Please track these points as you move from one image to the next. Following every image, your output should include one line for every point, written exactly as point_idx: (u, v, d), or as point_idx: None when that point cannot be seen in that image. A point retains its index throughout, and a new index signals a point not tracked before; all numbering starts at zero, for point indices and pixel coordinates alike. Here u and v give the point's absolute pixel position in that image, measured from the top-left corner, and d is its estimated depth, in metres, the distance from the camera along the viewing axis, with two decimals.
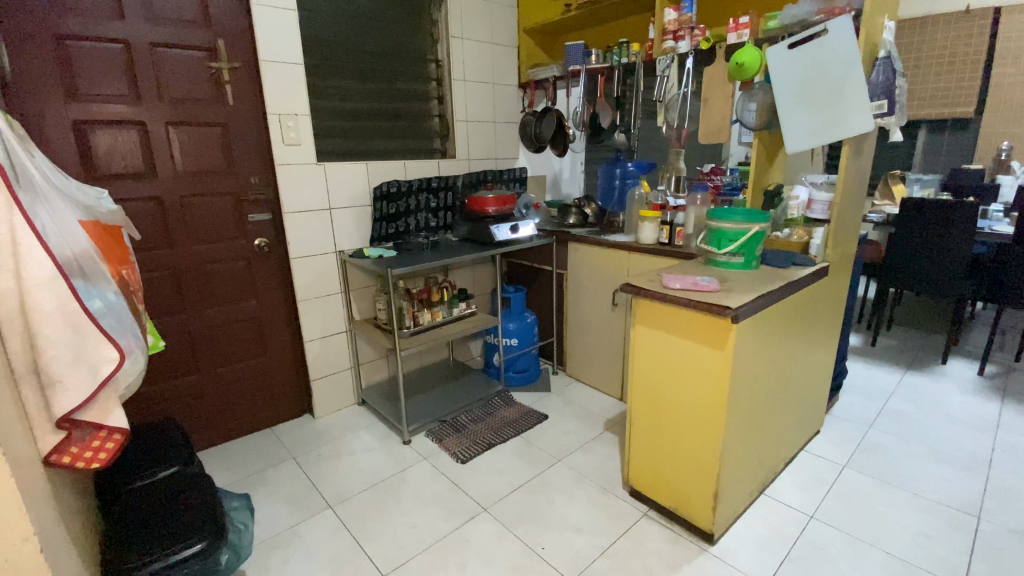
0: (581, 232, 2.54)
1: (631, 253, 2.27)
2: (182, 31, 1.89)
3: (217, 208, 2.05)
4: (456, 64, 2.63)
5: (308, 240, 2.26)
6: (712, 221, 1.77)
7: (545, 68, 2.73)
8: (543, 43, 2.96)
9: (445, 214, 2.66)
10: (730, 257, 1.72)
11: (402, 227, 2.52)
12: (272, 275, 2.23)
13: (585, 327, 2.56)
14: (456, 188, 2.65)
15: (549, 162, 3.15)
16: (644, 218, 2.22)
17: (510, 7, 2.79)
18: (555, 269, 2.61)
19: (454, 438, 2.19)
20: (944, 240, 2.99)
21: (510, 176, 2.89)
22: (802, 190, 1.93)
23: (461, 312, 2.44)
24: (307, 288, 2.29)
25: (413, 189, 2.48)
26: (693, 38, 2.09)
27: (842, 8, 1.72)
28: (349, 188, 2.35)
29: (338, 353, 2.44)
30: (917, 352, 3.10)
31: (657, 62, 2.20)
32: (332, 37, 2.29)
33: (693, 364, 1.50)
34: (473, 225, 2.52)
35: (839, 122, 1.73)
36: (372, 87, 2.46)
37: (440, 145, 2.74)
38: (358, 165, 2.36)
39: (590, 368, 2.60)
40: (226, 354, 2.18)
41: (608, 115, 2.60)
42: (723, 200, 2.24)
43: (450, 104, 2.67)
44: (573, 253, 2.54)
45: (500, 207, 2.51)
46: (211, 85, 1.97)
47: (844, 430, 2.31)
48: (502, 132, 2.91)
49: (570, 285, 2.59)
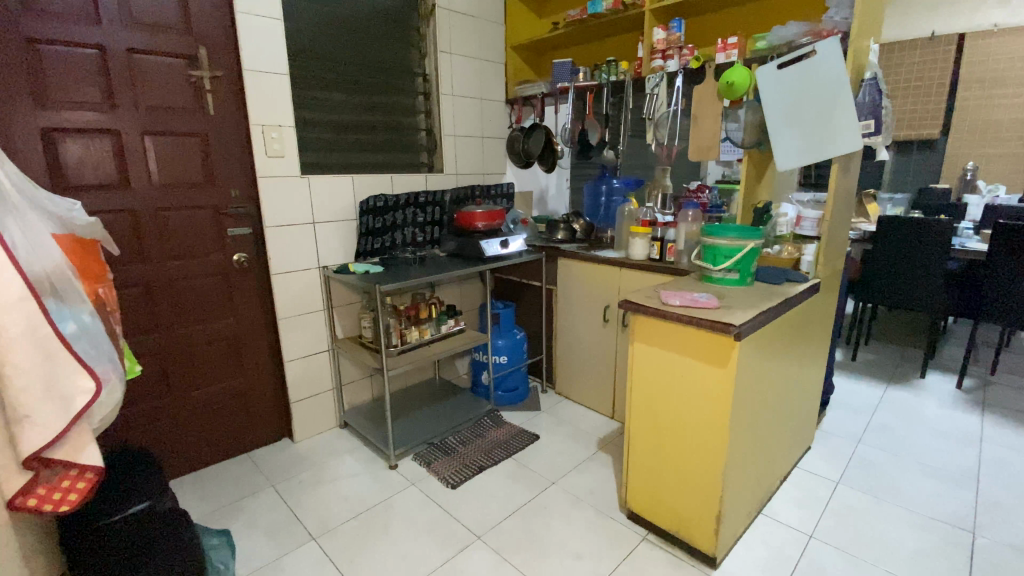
0: (571, 248, 2.52)
1: (622, 268, 2.26)
2: (163, 38, 1.81)
3: (195, 221, 1.96)
4: (444, 79, 2.61)
5: (290, 255, 2.17)
6: (707, 236, 1.76)
7: (533, 85, 2.73)
8: (531, 60, 2.97)
9: (432, 228, 2.60)
10: (725, 273, 1.72)
11: (388, 242, 2.45)
12: (252, 292, 2.13)
13: (575, 344, 2.53)
14: (444, 203, 2.61)
15: (535, 177, 3.13)
16: (634, 234, 2.22)
17: (498, 23, 2.78)
18: (545, 285, 2.58)
19: (444, 461, 2.11)
20: (920, 257, 3.08)
21: (497, 192, 2.87)
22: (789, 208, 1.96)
23: (449, 329, 2.38)
24: (289, 306, 2.20)
25: (400, 204, 2.43)
26: (682, 58, 2.12)
27: (829, 30, 1.78)
28: (334, 201, 2.28)
29: (320, 373, 2.34)
30: (897, 367, 3.16)
31: (647, 81, 2.21)
32: (317, 49, 2.24)
33: (695, 383, 1.48)
34: (462, 240, 2.47)
35: (830, 141, 1.76)
36: (359, 100, 2.42)
37: (427, 159, 2.69)
38: (343, 179, 2.29)
39: (580, 386, 2.56)
40: (202, 376, 2.06)
41: (596, 133, 2.56)
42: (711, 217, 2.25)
43: (438, 119, 2.64)
44: (563, 269, 2.51)
45: (490, 223, 2.48)
46: (192, 94, 1.89)
47: (835, 445, 2.31)
48: (489, 148, 2.88)
49: (560, 301, 2.55)
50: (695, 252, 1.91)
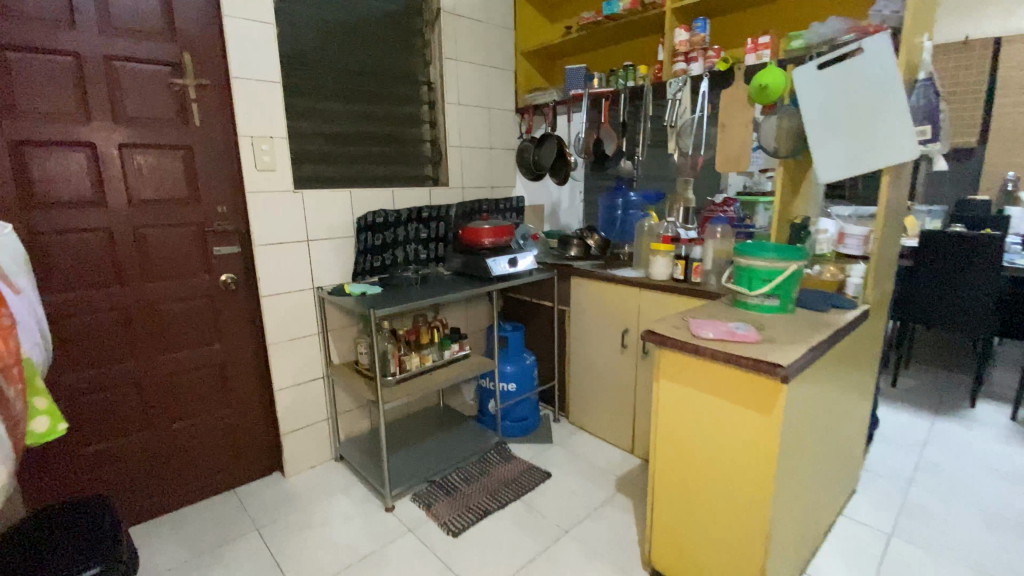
0: (585, 266, 2.33)
1: (642, 290, 2.06)
2: (144, 44, 1.68)
3: (178, 240, 1.81)
4: (449, 87, 2.46)
5: (281, 275, 2.00)
6: (741, 257, 1.56)
7: (544, 93, 2.56)
8: (542, 67, 2.80)
9: (436, 245, 2.44)
10: (764, 299, 1.52)
11: (389, 260, 2.29)
12: (241, 315, 1.98)
13: (590, 371, 2.33)
14: (448, 218, 2.45)
15: (547, 190, 2.96)
16: (656, 251, 2.02)
17: (507, 28, 2.63)
18: (557, 306, 2.39)
19: (445, 503, 1.91)
20: (965, 274, 2.84)
21: (506, 206, 2.70)
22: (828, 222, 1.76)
23: (452, 354, 2.18)
24: (280, 330, 2.03)
25: (401, 219, 2.27)
26: (707, 61, 1.95)
27: (877, 26, 1.59)
28: (329, 217, 2.12)
29: (314, 402, 2.17)
30: (942, 394, 2.90)
31: (668, 86, 2.03)
32: (313, 56, 2.10)
33: (731, 430, 1.27)
34: (467, 258, 2.29)
35: (882, 148, 1.55)
36: (358, 109, 2.27)
37: (431, 172, 2.53)
38: (340, 193, 2.14)
39: (596, 416, 2.35)
40: (184, 406, 1.91)
41: (612, 143, 2.38)
42: (740, 233, 2.05)
43: (443, 129, 2.48)
44: (576, 289, 2.32)
45: (497, 239, 2.30)
46: (176, 103, 1.76)
47: (881, 488, 2.07)
48: (497, 160, 2.72)
49: (573, 324, 2.36)
50: (726, 273, 1.71)
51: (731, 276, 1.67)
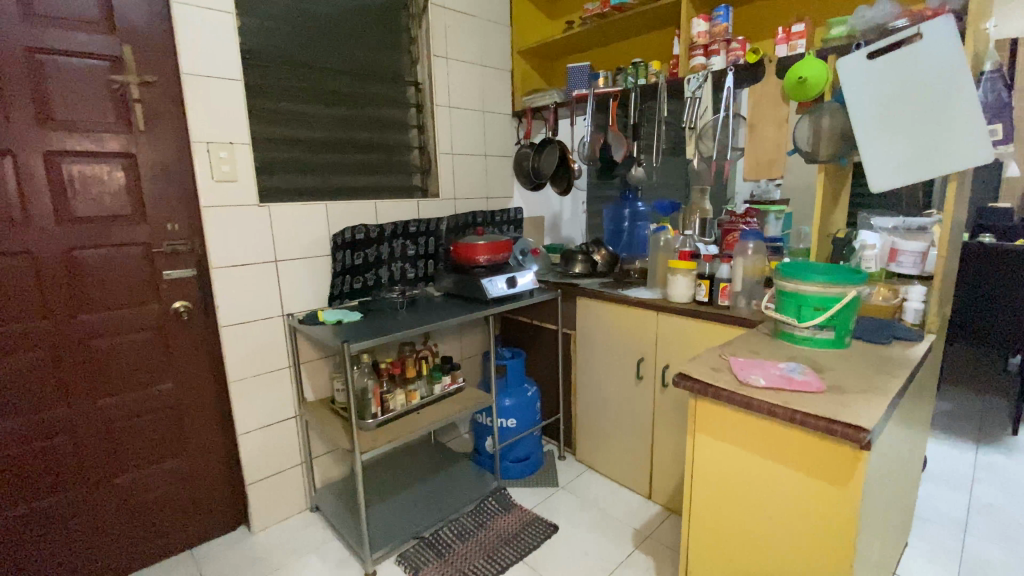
0: (592, 285, 2.08)
1: (659, 314, 1.80)
2: (75, 35, 1.42)
3: (120, 264, 1.54)
4: (439, 88, 2.21)
5: (244, 301, 1.73)
6: (785, 280, 1.31)
7: (543, 95, 2.32)
8: (540, 67, 2.56)
9: (425, 263, 2.18)
10: (815, 331, 1.26)
11: (372, 281, 2.02)
12: (197, 348, 1.71)
13: (600, 404, 2.06)
14: (439, 233, 2.20)
15: (548, 201, 2.72)
16: (675, 270, 1.76)
17: (502, 24, 2.40)
18: (561, 330, 2.13)
19: (436, 567, 1.64)
20: (1003, 289, 2.60)
21: (502, 218, 2.46)
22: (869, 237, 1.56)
23: (444, 389, 1.90)
24: (243, 365, 1.76)
25: (385, 235, 2.01)
26: (730, 53, 1.72)
27: (936, 9, 1.34)
28: (302, 234, 1.85)
29: (286, 445, 1.89)
30: (981, 419, 2.65)
31: (686, 83, 1.80)
32: (281, 53, 1.86)
33: (789, 502, 1.02)
34: (460, 278, 2.03)
35: (947, 151, 1.31)
36: (335, 113, 2.02)
37: (420, 182, 2.28)
38: (313, 207, 1.87)
39: (607, 455, 2.09)
40: (130, 456, 1.64)
41: (622, 149, 2.11)
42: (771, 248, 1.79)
43: (432, 134, 2.23)
44: (583, 312, 2.06)
45: (494, 257, 2.04)
46: (117, 104, 1.50)
47: (934, 538, 1.81)
48: (493, 168, 2.46)
49: (580, 351, 2.10)
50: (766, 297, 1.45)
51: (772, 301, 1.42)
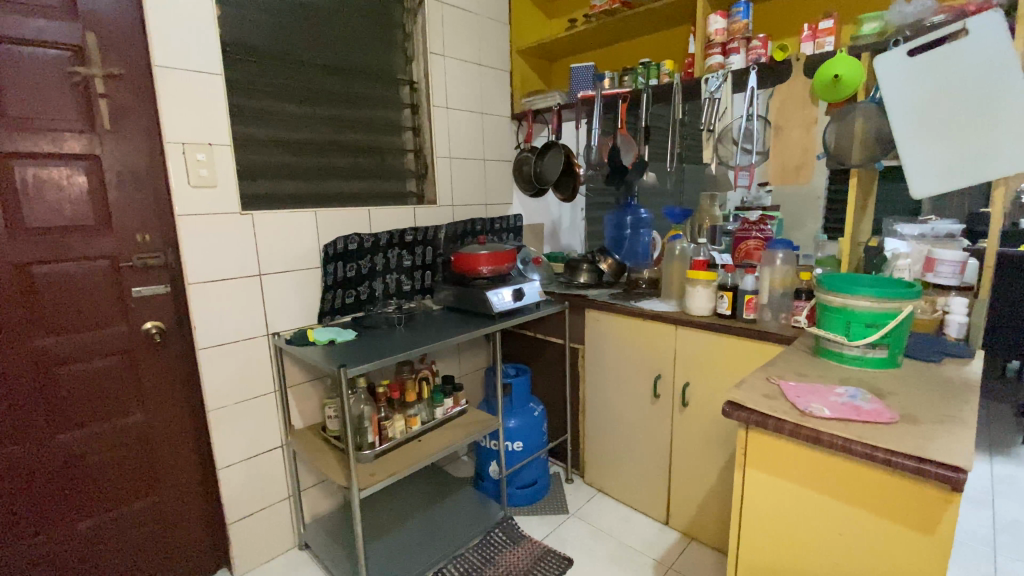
0: (602, 297, 1.95)
1: (678, 328, 1.69)
2: (29, 21, 1.25)
3: (82, 281, 1.36)
4: (436, 87, 2.06)
5: (224, 320, 1.56)
6: (830, 296, 1.20)
7: (545, 97, 2.20)
8: (540, 68, 2.43)
9: (421, 275, 2.02)
10: (867, 350, 1.16)
11: (365, 294, 1.86)
12: (171, 374, 1.53)
13: (612, 424, 1.94)
14: (437, 242, 2.05)
15: (548, 208, 2.60)
16: (695, 281, 1.65)
17: (501, 22, 2.27)
18: (568, 345, 2.00)
19: None
20: None
21: (501, 225, 2.33)
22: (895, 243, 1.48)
23: (446, 413, 1.75)
24: (224, 391, 1.58)
25: (379, 245, 1.86)
26: (750, 52, 1.62)
27: (981, 4, 1.27)
28: (288, 245, 1.67)
29: (271, 478, 1.72)
30: (990, 429, 2.60)
31: (702, 83, 1.69)
32: (265, 48, 1.70)
33: (858, 548, 0.90)
34: (461, 291, 1.89)
35: (997, 153, 1.23)
36: (324, 113, 1.87)
37: (415, 187, 2.13)
38: (302, 213, 1.69)
39: (620, 478, 1.95)
40: (94, 498, 1.45)
41: (632, 153, 2.00)
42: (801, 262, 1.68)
43: (429, 137, 2.08)
44: (593, 325, 1.93)
45: (497, 269, 1.90)
46: (78, 100, 1.32)
47: (967, 561, 1.72)
48: (492, 172, 2.32)
49: (590, 367, 1.97)
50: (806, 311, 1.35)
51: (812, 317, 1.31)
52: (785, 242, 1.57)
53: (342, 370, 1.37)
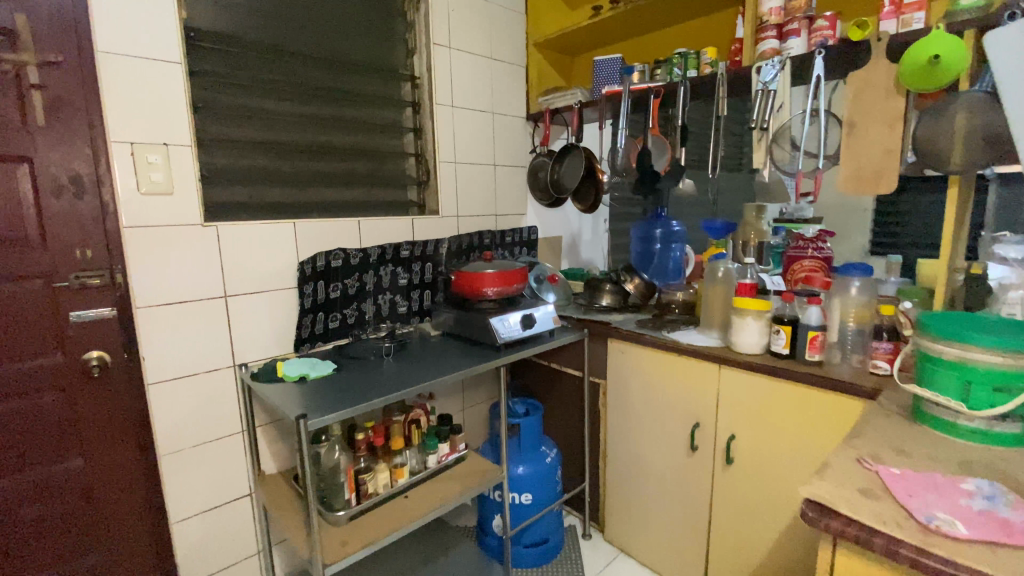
0: (628, 325, 1.66)
1: (722, 368, 1.40)
2: None
3: (5, 305, 1.14)
4: (441, 82, 1.82)
5: (180, 350, 1.33)
6: (951, 346, 0.91)
7: (563, 94, 1.94)
8: (561, 64, 2.17)
9: (419, 296, 1.77)
10: (996, 422, 0.88)
11: (353, 317, 1.61)
12: (118, 414, 1.29)
13: (638, 476, 1.64)
14: (438, 257, 1.80)
15: (567, 220, 2.32)
16: (744, 310, 1.38)
17: (516, 12, 2.02)
18: (588, 380, 1.71)
19: None
20: None
21: (513, 238, 2.07)
22: (1003, 271, 1.18)
23: (440, 461, 1.48)
24: (180, 432, 1.36)
25: (369, 261, 1.61)
26: (814, 35, 1.33)
27: None
28: (261, 262, 1.44)
29: (236, 531, 1.49)
30: None
31: (753, 74, 1.41)
32: (241, 38, 1.49)
33: None
34: (463, 316, 1.62)
35: None
36: (311, 112, 1.64)
37: (415, 196, 1.89)
38: (278, 225, 1.45)
39: (648, 540, 1.65)
40: (19, 561, 1.22)
41: (665, 157, 1.69)
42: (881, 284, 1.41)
43: (431, 139, 1.83)
44: (617, 359, 1.64)
45: (505, 291, 1.62)
46: (3, 89, 1.10)
47: None
48: (504, 179, 2.06)
49: (613, 407, 1.68)
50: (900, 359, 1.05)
51: (912, 370, 1.01)
52: (863, 266, 1.26)
53: (302, 421, 1.09)
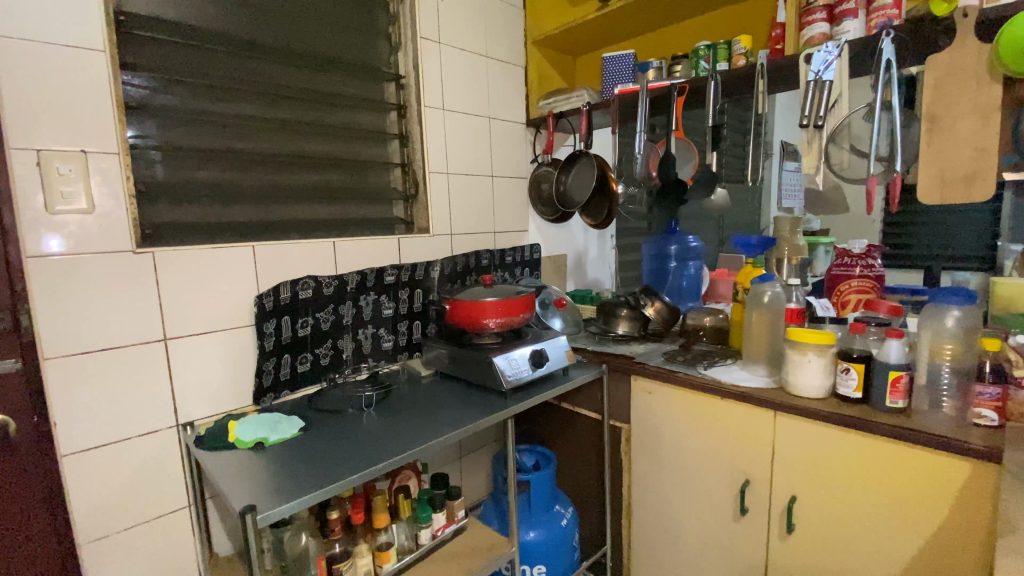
0: (654, 360, 1.41)
1: (779, 415, 1.16)
2: None
3: None
4: (430, 81, 1.58)
5: (104, 409, 1.05)
6: None
7: (566, 97, 1.71)
8: (562, 65, 1.94)
9: (407, 328, 1.51)
10: None
11: (327, 357, 1.34)
12: (21, 496, 1.01)
13: (672, 540, 1.38)
14: (429, 283, 1.55)
15: (572, 237, 2.08)
16: (805, 346, 1.14)
17: (513, 5, 1.79)
18: (608, 425, 1.46)
19: None
20: None
21: (513, 258, 1.83)
22: None
23: (435, 537, 1.21)
24: (106, 513, 1.07)
25: (347, 290, 1.35)
26: (876, 15, 1.11)
27: None
28: (211, 295, 1.17)
29: None
30: None
31: (801, 63, 1.19)
32: (188, 26, 1.24)
33: None
34: (458, 353, 1.35)
35: None
36: (277, 116, 1.39)
37: (402, 212, 1.64)
38: (232, 249, 1.19)
39: None
40: None
41: (691, 165, 1.48)
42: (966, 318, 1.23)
43: (419, 146, 1.58)
44: (643, 401, 1.39)
45: (509, 322, 1.36)
46: None
47: None
48: (504, 192, 1.82)
49: (638, 458, 1.43)
50: None
51: None
52: (965, 294, 1.02)
53: (250, 515, 0.82)
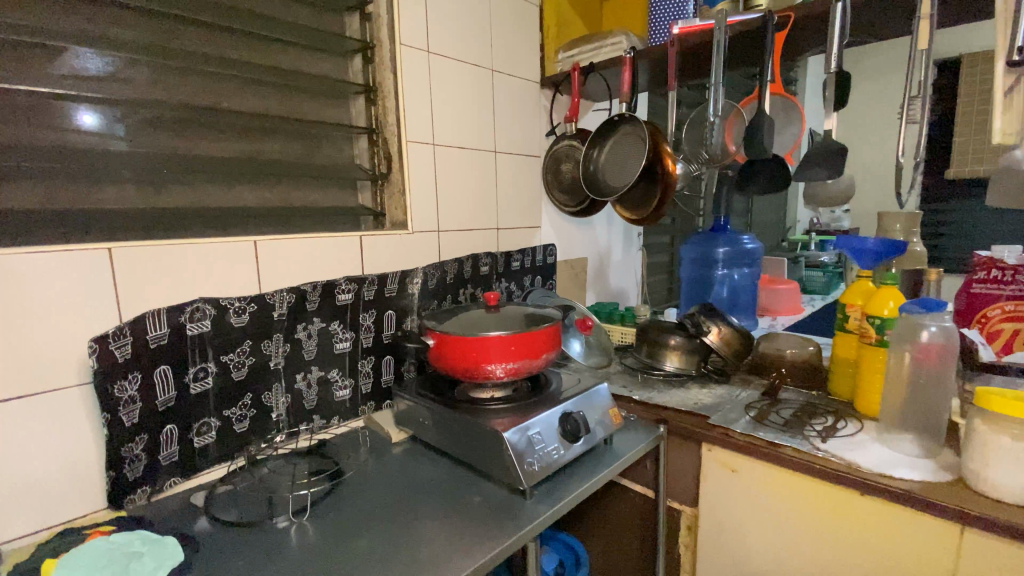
0: (736, 421, 0.96)
1: (968, 533, 0.71)
2: None
3: None
4: (409, 7, 1.09)
5: None
6: None
7: (598, 45, 1.25)
8: (585, 8, 1.46)
9: (370, 367, 1.04)
10: None
11: (243, 422, 0.87)
12: None
13: None
14: (403, 300, 1.08)
15: (594, 235, 1.63)
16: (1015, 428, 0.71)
17: None
18: (663, 509, 1.02)
19: None
20: None
21: (521, 263, 1.37)
22: None
23: None
24: None
25: (273, 319, 0.89)
26: None
27: None
28: (32, 339, 0.68)
29: None
30: None
31: None
32: None
33: None
34: (445, 415, 0.89)
35: None
36: (179, 48, 0.90)
37: (371, 197, 1.17)
38: (72, 257, 0.71)
39: None
40: None
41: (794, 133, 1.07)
42: None
43: (394, 103, 1.10)
44: (720, 480, 0.95)
45: (525, 368, 0.89)
46: None
47: None
48: (510, 174, 1.35)
49: (710, 560, 0.98)
50: None
51: None
52: None
53: None
